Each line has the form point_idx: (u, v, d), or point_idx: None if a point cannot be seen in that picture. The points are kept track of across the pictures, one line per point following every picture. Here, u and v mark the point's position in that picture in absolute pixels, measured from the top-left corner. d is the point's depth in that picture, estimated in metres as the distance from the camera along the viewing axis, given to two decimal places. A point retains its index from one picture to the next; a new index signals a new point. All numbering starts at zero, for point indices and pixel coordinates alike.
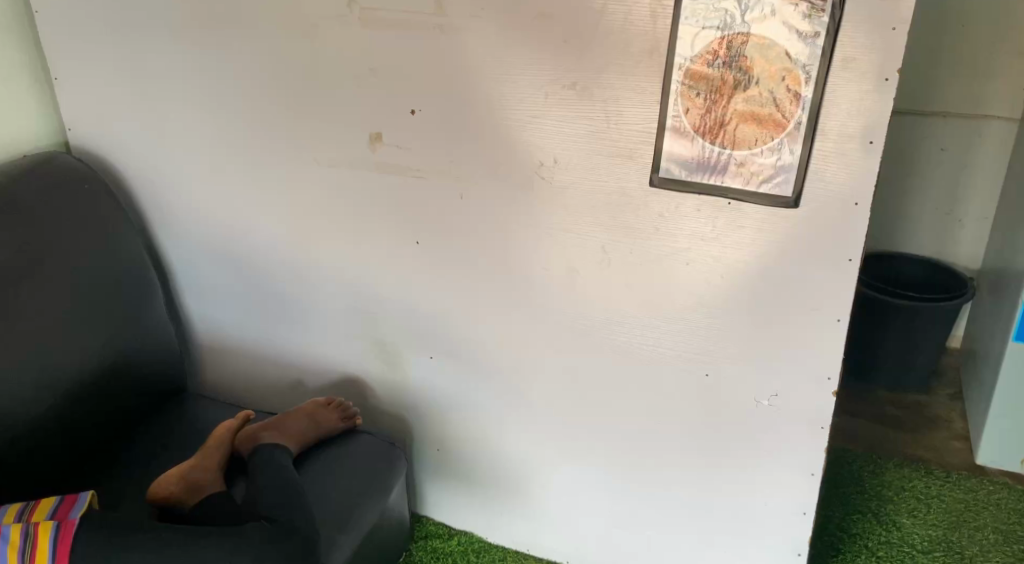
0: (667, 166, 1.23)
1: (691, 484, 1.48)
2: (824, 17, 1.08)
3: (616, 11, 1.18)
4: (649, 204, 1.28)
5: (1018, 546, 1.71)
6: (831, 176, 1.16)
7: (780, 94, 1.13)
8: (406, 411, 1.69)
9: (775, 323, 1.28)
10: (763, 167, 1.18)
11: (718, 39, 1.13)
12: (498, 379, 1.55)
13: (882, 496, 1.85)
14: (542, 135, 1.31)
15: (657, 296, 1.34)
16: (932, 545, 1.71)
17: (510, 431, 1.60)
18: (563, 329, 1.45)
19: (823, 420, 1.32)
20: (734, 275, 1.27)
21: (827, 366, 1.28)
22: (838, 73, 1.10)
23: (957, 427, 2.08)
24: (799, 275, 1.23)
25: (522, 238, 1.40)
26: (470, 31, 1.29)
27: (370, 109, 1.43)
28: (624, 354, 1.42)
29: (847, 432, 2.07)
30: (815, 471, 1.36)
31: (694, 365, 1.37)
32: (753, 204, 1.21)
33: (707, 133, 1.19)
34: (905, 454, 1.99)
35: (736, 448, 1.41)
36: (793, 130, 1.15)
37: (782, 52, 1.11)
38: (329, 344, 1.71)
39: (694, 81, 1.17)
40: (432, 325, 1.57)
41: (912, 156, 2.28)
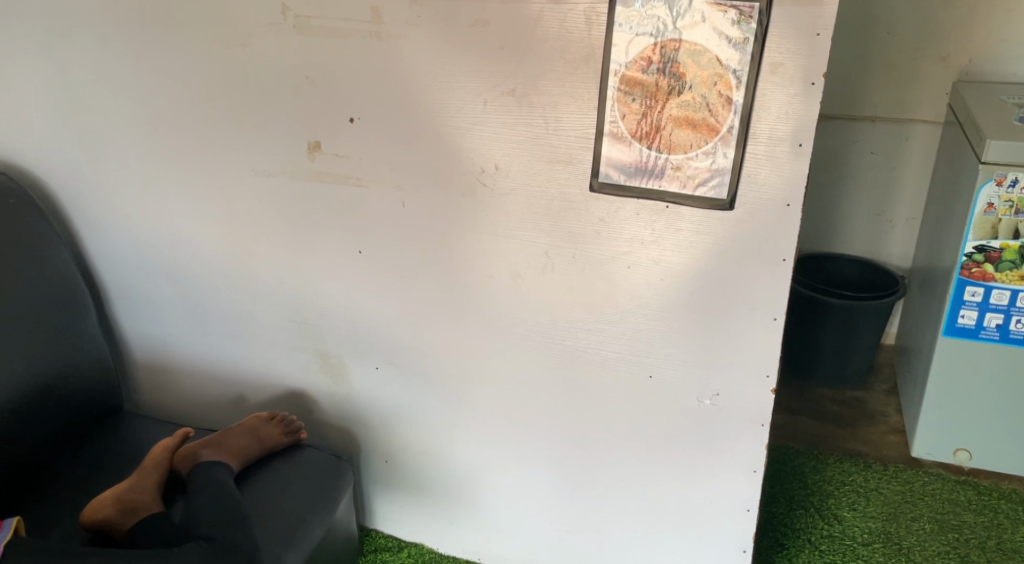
0: (607, 171, 1.25)
1: (638, 487, 1.49)
2: (753, 22, 1.10)
3: (551, 17, 1.19)
4: (589, 208, 1.29)
5: (953, 535, 1.77)
6: (764, 178, 1.18)
7: (713, 99, 1.15)
8: (352, 423, 1.67)
9: (714, 324, 1.30)
10: (698, 171, 1.20)
11: (651, 45, 1.15)
12: (444, 387, 1.55)
13: (824, 491, 1.89)
14: (482, 141, 1.31)
15: (600, 300, 1.35)
16: (872, 537, 1.76)
17: (457, 440, 1.59)
18: (506, 335, 1.45)
19: (763, 418, 1.34)
20: (673, 277, 1.29)
21: (764, 365, 1.30)
22: (767, 78, 1.13)
23: (895, 422, 2.14)
24: (736, 276, 1.26)
25: (465, 245, 1.40)
26: (407, 39, 1.29)
27: (308, 118, 1.41)
28: (569, 358, 1.42)
29: (790, 430, 2.12)
30: (757, 469, 1.38)
31: (637, 367, 1.38)
32: (690, 207, 1.23)
33: (644, 138, 1.21)
34: (845, 449, 2.04)
35: (678, 449, 1.42)
36: (726, 134, 1.17)
37: (713, 58, 1.13)
38: (271, 357, 1.68)
39: (629, 87, 1.18)
40: (377, 335, 1.55)
41: (844, 160, 2.34)
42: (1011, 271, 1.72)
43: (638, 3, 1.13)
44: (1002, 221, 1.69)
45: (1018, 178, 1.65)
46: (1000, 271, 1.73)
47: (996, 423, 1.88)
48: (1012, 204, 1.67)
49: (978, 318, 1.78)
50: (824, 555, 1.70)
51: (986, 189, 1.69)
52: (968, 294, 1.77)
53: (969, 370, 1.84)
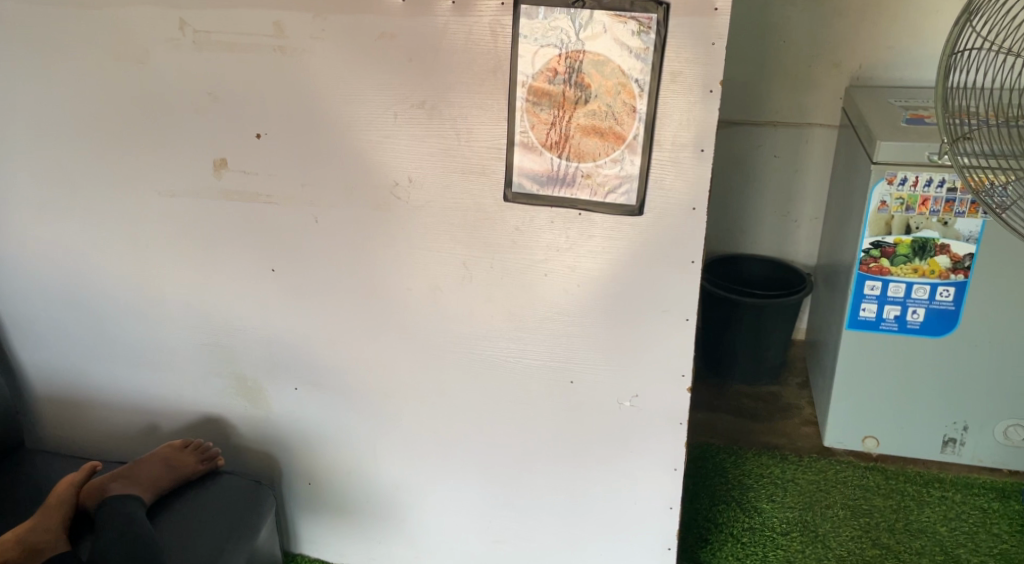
0: (520, 181, 1.26)
1: (564, 492, 1.50)
2: (651, 33, 1.13)
3: (457, 30, 1.19)
4: (503, 218, 1.30)
5: (864, 519, 1.85)
6: (670, 184, 1.21)
7: (618, 108, 1.18)
8: (272, 446, 1.63)
9: (630, 328, 1.33)
10: (608, 178, 1.22)
11: (557, 56, 1.17)
12: (366, 403, 1.52)
13: (744, 484, 1.96)
14: (395, 154, 1.30)
15: (518, 308, 1.36)
16: (789, 526, 1.83)
17: (382, 455, 1.57)
18: (428, 347, 1.44)
19: (680, 416, 1.38)
20: (589, 283, 1.31)
21: (679, 365, 1.33)
22: (667, 86, 1.16)
23: (808, 414, 2.23)
24: (650, 280, 1.28)
25: (381, 259, 1.39)
26: (311, 53, 1.27)
27: (213, 135, 1.38)
28: (491, 367, 1.43)
29: (711, 428, 2.18)
30: (677, 467, 1.42)
31: (558, 373, 1.40)
32: (601, 213, 1.25)
33: (554, 147, 1.22)
34: (764, 443, 2.11)
35: (601, 450, 1.44)
36: (632, 141, 1.19)
37: (616, 68, 1.16)
38: (183, 382, 1.62)
39: (537, 98, 1.20)
40: (294, 355, 1.52)
41: (750, 164, 2.43)
42: (906, 264, 1.81)
43: (542, 15, 1.15)
44: (895, 217, 1.78)
45: (907, 177, 1.74)
46: (896, 265, 1.81)
47: (900, 410, 1.97)
48: (903, 201, 1.76)
49: (878, 310, 1.87)
50: (746, 547, 1.76)
51: (879, 188, 1.76)
52: (868, 288, 1.86)
53: (872, 360, 1.93)
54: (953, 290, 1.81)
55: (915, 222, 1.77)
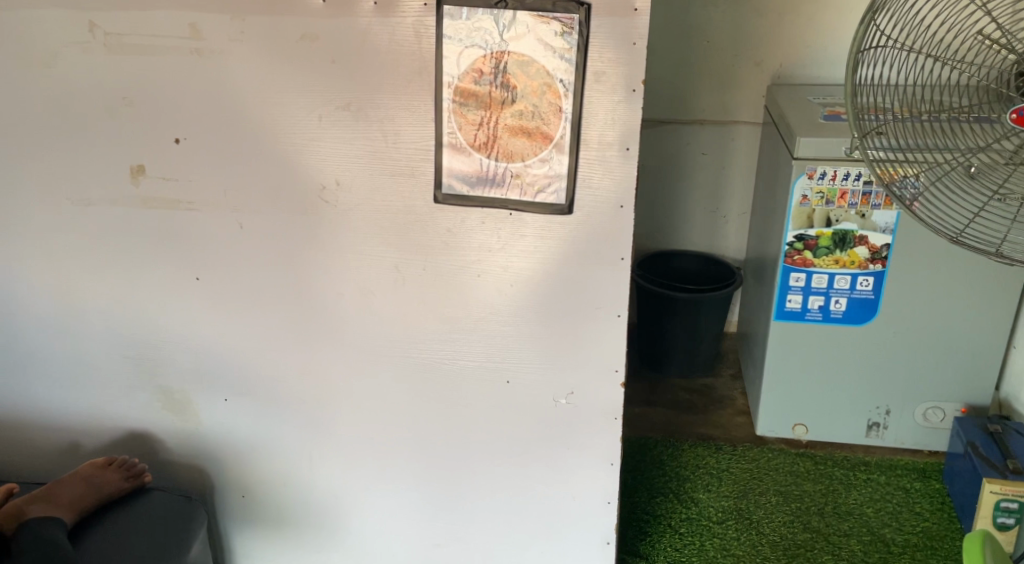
0: (450, 183, 1.25)
1: (503, 492, 1.50)
2: (574, 34, 1.13)
3: (380, 31, 1.18)
4: (433, 220, 1.29)
5: (796, 505, 1.91)
6: (598, 182, 1.22)
7: (544, 108, 1.18)
8: (203, 459, 1.58)
9: (564, 326, 1.34)
10: (537, 178, 1.22)
11: (482, 57, 1.16)
12: (300, 412, 1.50)
13: (681, 475, 2.00)
14: (321, 157, 1.28)
15: (451, 310, 1.36)
16: (725, 515, 1.87)
17: (318, 464, 1.54)
18: (361, 352, 1.42)
19: (615, 411, 1.39)
20: (522, 282, 1.31)
21: (612, 361, 1.35)
22: (591, 86, 1.16)
23: (741, 404, 2.28)
24: (581, 277, 1.29)
25: (311, 264, 1.36)
26: (230, 55, 1.24)
27: (130, 141, 1.33)
28: (426, 370, 1.42)
29: (648, 422, 2.21)
30: (614, 461, 1.43)
31: (494, 374, 1.40)
32: (531, 213, 1.25)
33: (482, 148, 1.22)
34: (699, 435, 2.15)
35: (539, 449, 1.45)
36: (560, 141, 1.20)
37: (541, 68, 1.16)
38: (106, 398, 1.56)
39: (464, 98, 1.19)
40: (223, 365, 1.48)
41: (679, 162, 2.48)
42: (827, 256, 1.87)
43: (465, 16, 1.14)
44: (816, 211, 1.83)
45: (826, 171, 1.80)
46: (818, 257, 1.87)
47: (827, 397, 2.03)
48: (823, 195, 1.82)
49: (803, 301, 1.93)
50: (683, 538, 1.80)
51: (800, 183, 1.82)
52: (793, 280, 1.91)
53: (799, 349, 1.99)
54: (872, 280, 1.88)
55: (835, 215, 1.83)
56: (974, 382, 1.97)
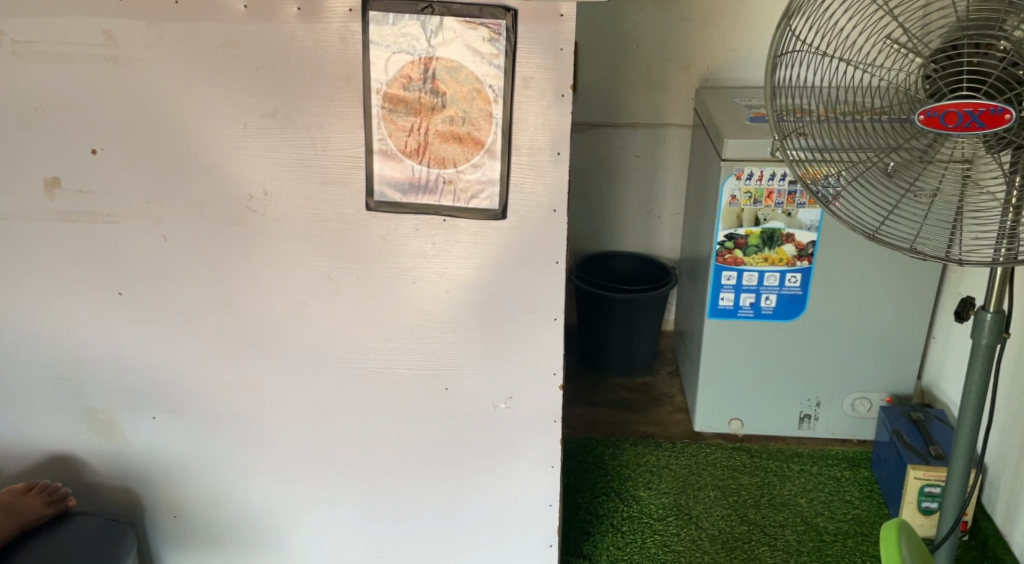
0: (381, 190, 1.24)
1: (445, 499, 1.49)
2: (501, 40, 1.12)
3: (304, 37, 1.15)
4: (365, 228, 1.27)
5: (733, 498, 1.95)
6: (531, 187, 1.22)
7: (474, 113, 1.17)
8: (131, 480, 1.53)
9: (501, 331, 1.33)
10: (470, 184, 1.22)
11: (410, 63, 1.15)
12: (232, 427, 1.46)
13: (622, 474, 2.02)
14: (247, 166, 1.25)
15: (387, 318, 1.34)
16: (665, 511, 1.90)
17: (253, 480, 1.50)
18: (295, 364, 1.39)
19: (554, 414, 1.39)
20: (458, 288, 1.30)
21: (550, 364, 1.35)
22: (521, 92, 1.16)
23: (679, 401, 2.32)
24: (516, 282, 1.29)
25: (240, 276, 1.33)
26: (148, 62, 1.20)
27: (43, 152, 1.27)
28: (363, 380, 1.40)
29: (589, 422, 2.23)
30: (554, 464, 1.44)
31: (432, 381, 1.38)
32: (465, 219, 1.25)
33: (413, 154, 1.21)
34: (640, 433, 2.18)
35: (478, 455, 1.44)
36: (491, 147, 1.19)
37: (470, 74, 1.15)
38: (24, 421, 1.49)
39: (393, 105, 1.18)
40: (150, 382, 1.43)
41: (613, 164, 2.51)
42: (757, 254, 1.92)
43: (391, 21, 1.13)
44: (745, 210, 1.88)
45: (753, 172, 1.84)
46: (748, 255, 1.92)
47: (761, 391, 2.09)
48: (751, 194, 1.86)
49: (735, 298, 1.97)
50: (625, 536, 1.82)
51: (729, 184, 1.86)
52: (725, 278, 1.95)
53: (733, 346, 2.03)
54: (799, 276, 1.93)
55: (763, 214, 1.88)
56: (899, 372, 2.04)
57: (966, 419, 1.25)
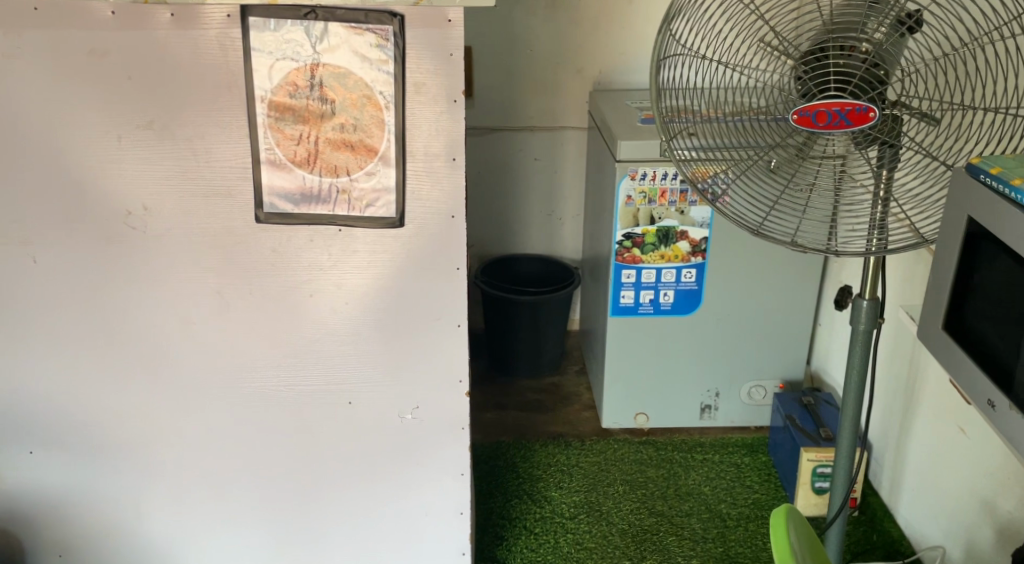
0: (271, 201, 1.20)
1: (353, 514, 1.46)
2: (390, 46, 1.11)
3: (180, 45, 1.10)
4: (257, 241, 1.23)
5: (641, 491, 1.99)
6: (427, 194, 1.21)
7: (366, 120, 1.15)
8: (10, 521, 1.42)
9: (403, 340, 1.31)
10: (364, 193, 1.20)
11: (295, 69, 1.12)
12: (121, 455, 1.38)
13: (533, 476, 2.03)
14: (124, 180, 1.18)
15: (284, 333, 1.30)
16: (576, 509, 1.93)
17: (147, 509, 1.43)
18: (188, 385, 1.33)
19: (462, 421, 1.39)
20: (357, 299, 1.27)
21: (455, 371, 1.34)
22: (413, 98, 1.14)
23: (587, 399, 2.36)
24: (417, 290, 1.28)
25: (122, 296, 1.26)
26: (7, 72, 1.12)
27: None
28: (262, 399, 1.35)
29: (500, 426, 2.24)
30: (464, 471, 1.43)
31: (335, 395, 1.35)
32: (362, 228, 1.22)
33: (303, 163, 1.18)
34: (549, 434, 2.20)
35: (386, 467, 1.42)
36: (385, 154, 1.17)
37: (358, 80, 1.13)
38: None
39: (279, 113, 1.14)
40: (26, 414, 1.33)
41: (512, 167, 2.52)
42: (654, 252, 1.97)
43: (273, 27, 1.09)
44: (641, 210, 1.93)
45: (646, 172, 1.89)
46: (645, 253, 1.97)
47: (665, 385, 2.14)
48: (645, 194, 1.91)
49: (635, 296, 2.02)
50: (538, 538, 1.84)
51: (624, 184, 1.90)
52: (625, 277, 2.00)
53: (636, 342, 2.08)
54: (694, 271, 2.00)
55: (657, 213, 1.93)
56: (790, 360, 2.14)
57: (850, 401, 1.32)
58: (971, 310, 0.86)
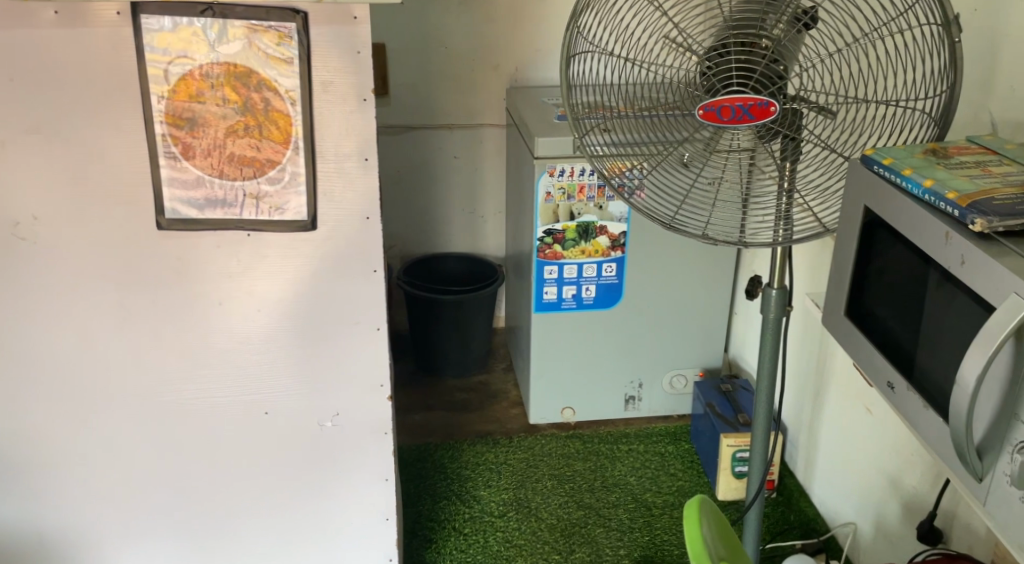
0: (173, 207, 1.15)
1: (276, 526, 1.42)
2: (294, 43, 1.07)
3: (67, 44, 1.04)
4: (159, 249, 1.18)
5: (569, 485, 2.00)
6: (340, 196, 1.18)
7: (272, 121, 1.11)
8: None
9: (321, 346, 1.28)
10: (273, 196, 1.16)
11: (193, 69, 1.07)
12: (21, 480, 1.30)
13: (461, 476, 2.02)
14: (11, 188, 1.11)
15: (194, 344, 1.25)
16: (505, 507, 1.93)
17: (52, 535, 1.36)
18: (91, 403, 1.27)
19: (384, 426, 1.36)
20: (270, 306, 1.24)
21: (376, 375, 1.32)
22: (320, 97, 1.11)
23: (514, 396, 2.36)
24: (333, 294, 1.25)
25: (14, 312, 1.19)
26: None
27: None
28: (173, 413, 1.30)
29: (427, 427, 2.21)
30: (389, 476, 1.41)
31: (250, 406, 1.31)
32: (272, 232, 1.18)
33: (206, 166, 1.13)
34: (477, 432, 2.19)
35: (308, 477, 1.39)
36: (293, 155, 1.14)
37: (261, 79, 1.09)
38: None
39: (178, 115, 1.10)
40: None
41: (431, 166, 2.50)
42: (574, 247, 1.98)
43: (167, 25, 1.04)
44: (560, 206, 1.94)
45: (564, 168, 1.90)
46: (566, 249, 1.98)
47: (590, 379, 2.16)
48: (564, 190, 1.92)
49: (558, 292, 2.03)
50: (467, 538, 1.83)
51: (543, 181, 1.90)
52: (547, 273, 2.00)
53: (559, 337, 2.09)
54: (615, 265, 2.02)
55: (576, 209, 1.94)
56: (709, 349, 2.19)
57: (763, 386, 1.36)
58: (871, 297, 0.90)
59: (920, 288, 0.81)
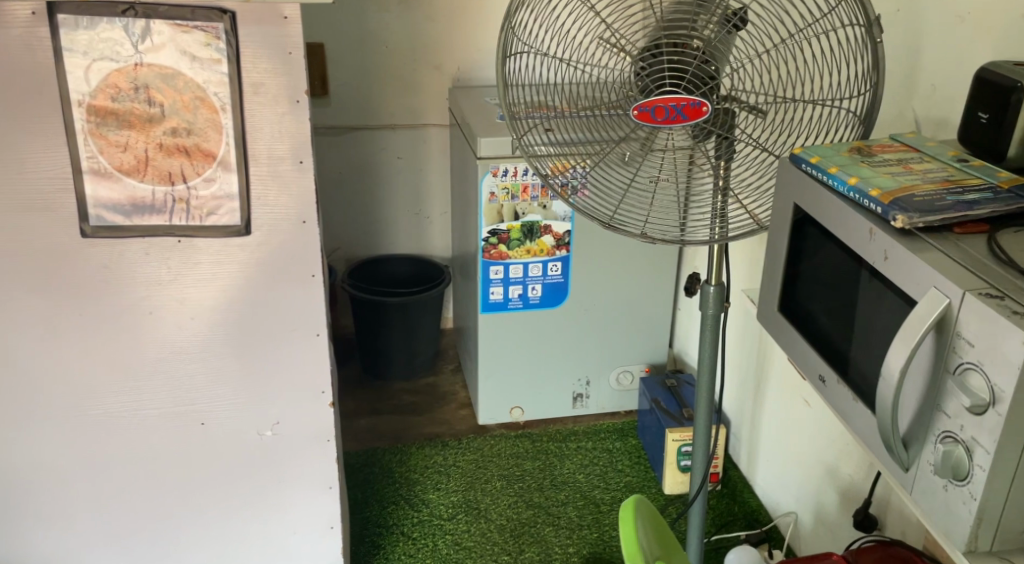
0: (98, 214, 1.11)
1: (217, 539, 1.39)
2: (221, 44, 1.05)
3: None
4: (85, 257, 1.13)
5: (518, 485, 2.00)
6: (274, 200, 1.15)
7: (200, 123, 1.08)
8: None
9: (259, 354, 1.25)
10: (204, 201, 1.13)
11: (115, 71, 1.04)
12: None
13: (410, 480, 2.00)
14: None
15: (126, 355, 1.21)
16: (455, 509, 1.92)
17: None
18: (17, 419, 1.22)
19: (327, 433, 1.34)
20: (204, 314, 1.20)
21: (317, 382, 1.30)
22: (250, 98, 1.08)
23: (462, 397, 2.35)
24: (271, 301, 1.22)
25: None
26: None
27: None
28: (105, 426, 1.25)
29: (374, 432, 2.19)
30: (333, 484, 1.39)
31: (186, 417, 1.27)
32: (204, 238, 1.15)
33: (132, 171, 1.10)
34: (425, 435, 2.18)
35: (249, 487, 1.35)
36: (224, 158, 1.11)
37: (188, 81, 1.06)
38: None
39: (101, 118, 1.06)
40: None
41: (374, 167, 2.47)
42: (519, 247, 1.98)
43: (86, 25, 1.01)
44: (504, 206, 1.93)
45: (507, 168, 1.89)
46: (511, 248, 1.98)
47: (537, 378, 2.17)
48: (508, 190, 1.91)
49: (504, 292, 2.03)
50: (416, 543, 1.81)
51: (486, 181, 1.90)
52: (492, 273, 2.00)
53: (506, 337, 2.09)
54: (560, 264, 2.03)
55: (521, 208, 1.94)
56: (655, 345, 2.21)
57: (704, 381, 1.38)
58: (802, 293, 0.91)
59: (848, 283, 0.82)
